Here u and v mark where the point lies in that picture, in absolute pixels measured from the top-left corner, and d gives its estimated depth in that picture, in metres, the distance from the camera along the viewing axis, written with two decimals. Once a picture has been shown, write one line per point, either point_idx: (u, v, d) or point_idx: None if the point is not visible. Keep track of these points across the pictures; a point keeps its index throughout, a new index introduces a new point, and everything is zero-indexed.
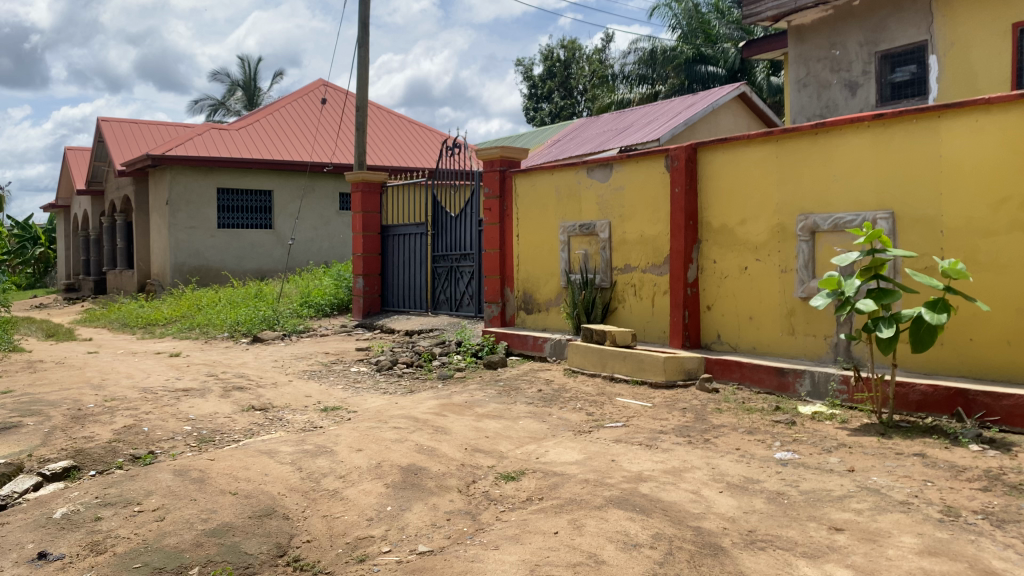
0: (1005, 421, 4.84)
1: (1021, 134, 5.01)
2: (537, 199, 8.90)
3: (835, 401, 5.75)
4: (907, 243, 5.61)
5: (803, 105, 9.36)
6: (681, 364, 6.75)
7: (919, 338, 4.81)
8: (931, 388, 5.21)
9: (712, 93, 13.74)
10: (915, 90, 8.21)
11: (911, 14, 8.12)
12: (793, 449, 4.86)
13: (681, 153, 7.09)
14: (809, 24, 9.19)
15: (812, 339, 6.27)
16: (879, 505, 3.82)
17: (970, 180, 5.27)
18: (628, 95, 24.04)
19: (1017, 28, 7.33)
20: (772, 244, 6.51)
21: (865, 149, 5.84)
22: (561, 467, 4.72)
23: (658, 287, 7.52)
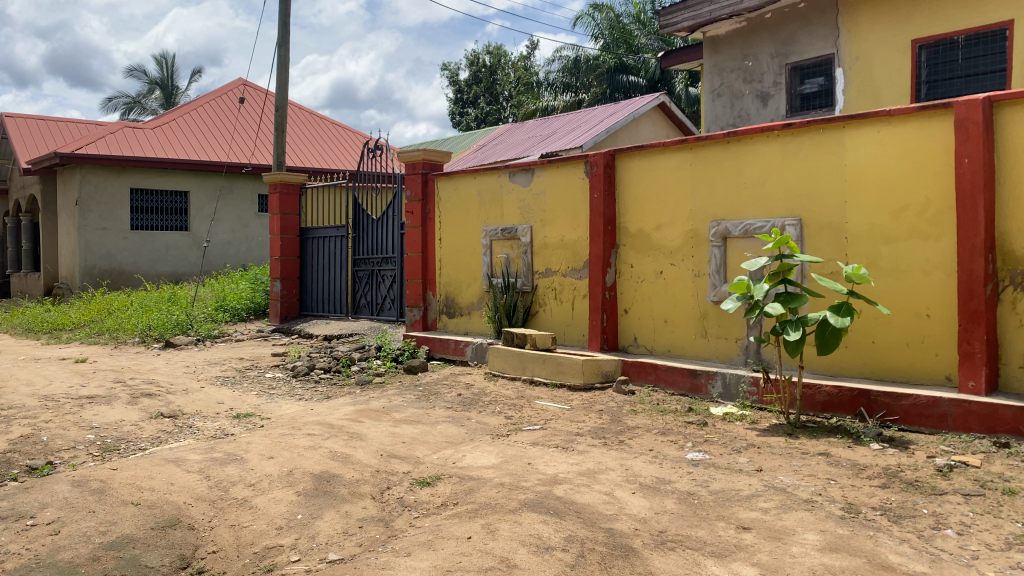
0: (903, 420, 5.05)
1: (919, 145, 5.23)
2: (460, 203, 8.86)
3: (746, 402, 5.90)
4: (814, 249, 5.80)
5: (717, 115, 9.58)
6: (599, 367, 6.82)
7: (825, 340, 4.97)
8: (835, 389, 5.39)
9: (634, 102, 13.94)
10: (822, 102, 8.50)
11: (819, 28, 8.40)
12: (704, 450, 4.95)
13: (600, 159, 7.17)
14: (723, 35, 9.42)
15: (723, 342, 6.41)
16: (785, 504, 3.92)
17: (872, 189, 5.47)
18: (552, 102, 24.21)
19: (915, 44, 7.66)
20: (686, 249, 6.64)
21: (774, 158, 6.02)
22: (477, 472, 4.69)
23: (578, 290, 7.58)
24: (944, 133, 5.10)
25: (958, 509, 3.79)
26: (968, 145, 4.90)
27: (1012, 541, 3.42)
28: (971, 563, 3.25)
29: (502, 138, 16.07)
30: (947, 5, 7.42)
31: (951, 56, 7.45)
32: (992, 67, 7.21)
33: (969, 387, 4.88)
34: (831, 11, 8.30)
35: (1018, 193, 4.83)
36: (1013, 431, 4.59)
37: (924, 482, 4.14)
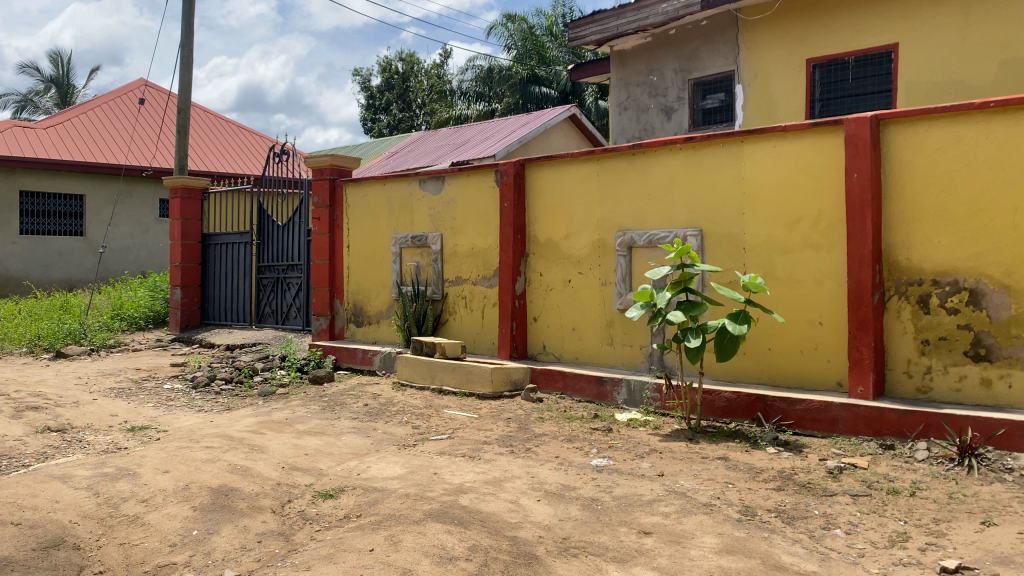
0: (798, 424, 5.24)
1: (812, 160, 5.45)
2: (369, 210, 8.75)
3: (650, 408, 6.02)
4: (715, 259, 5.97)
5: (623, 127, 9.77)
6: (508, 375, 6.84)
7: (723, 347, 5.14)
8: (733, 395, 5.56)
9: (545, 113, 14.05)
10: (723, 117, 8.78)
11: (720, 45, 8.67)
12: (608, 456, 5.02)
13: (509, 168, 7.21)
14: (629, 50, 9.61)
15: (629, 349, 6.53)
16: (685, 508, 4.00)
17: (769, 202, 5.67)
18: (466, 111, 24.23)
19: (810, 63, 7.98)
20: (594, 258, 6.74)
21: (677, 170, 6.17)
22: (381, 483, 4.62)
23: (488, 299, 7.59)
24: (836, 149, 5.33)
25: (846, 509, 3.95)
26: (858, 161, 5.12)
27: (895, 538, 3.59)
28: (857, 560, 3.39)
29: (414, 145, 15.97)
30: (839, 27, 7.77)
31: (843, 75, 7.80)
32: (879, 87, 7.60)
33: (858, 392, 5.10)
34: (731, 29, 8.57)
35: (903, 207, 5.09)
36: (897, 433, 4.82)
37: (816, 484, 4.31)
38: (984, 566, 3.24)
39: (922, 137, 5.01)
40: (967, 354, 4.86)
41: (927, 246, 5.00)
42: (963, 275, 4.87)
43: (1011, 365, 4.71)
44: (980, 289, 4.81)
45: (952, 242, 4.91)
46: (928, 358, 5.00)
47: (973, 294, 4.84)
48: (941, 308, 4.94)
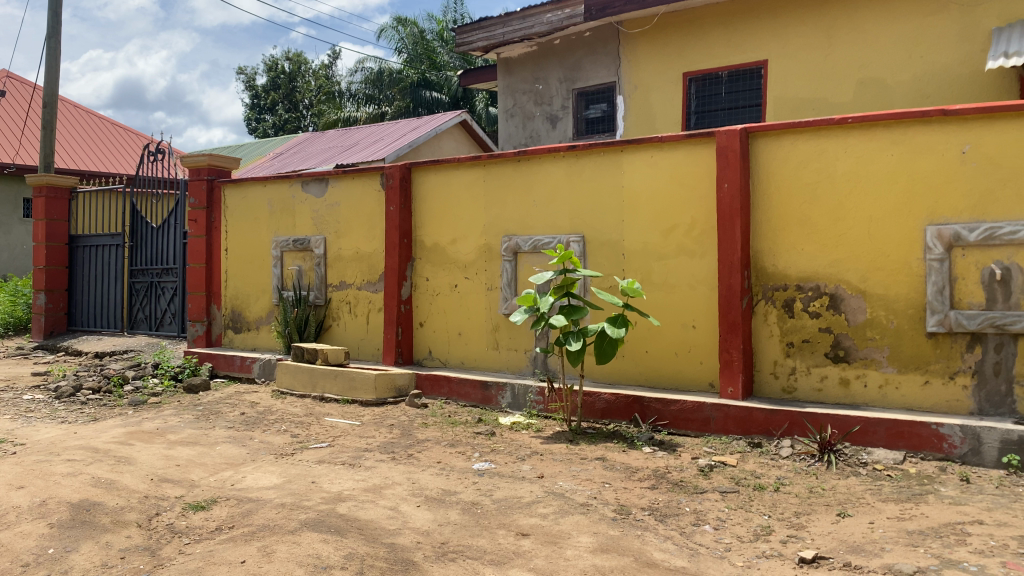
0: (672, 424, 5.43)
1: (688, 170, 5.64)
2: (249, 213, 8.50)
3: (533, 411, 6.10)
4: (596, 265, 6.10)
5: (510, 134, 9.88)
6: (392, 381, 6.77)
7: (603, 350, 5.28)
8: (613, 397, 5.70)
9: (435, 119, 14.00)
10: (605, 127, 9.01)
11: (602, 56, 8.87)
12: (490, 460, 5.04)
13: (395, 171, 7.15)
14: (515, 58, 9.72)
15: (514, 354, 6.59)
16: (563, 509, 4.06)
17: (647, 210, 5.84)
18: (354, 113, 23.88)
19: (687, 76, 8.27)
20: (480, 263, 6.77)
21: (560, 177, 6.28)
22: (256, 493, 4.49)
23: (372, 304, 7.49)
24: (710, 160, 5.54)
25: (716, 505, 4.11)
26: (728, 171, 5.34)
27: (759, 532, 3.76)
28: (724, 555, 3.52)
29: (300, 147, 15.61)
30: (713, 43, 8.09)
31: (716, 89, 8.13)
32: (749, 101, 7.95)
33: (728, 392, 5.31)
34: (612, 41, 8.79)
35: (770, 216, 5.34)
36: (764, 431, 5.05)
37: (688, 482, 4.46)
38: (838, 556, 3.42)
39: (787, 150, 5.27)
40: (827, 356, 5.15)
41: (791, 253, 5.27)
42: (823, 281, 5.16)
43: (867, 365, 5.02)
44: (840, 294, 5.11)
45: (814, 250, 5.19)
46: (793, 360, 5.27)
47: (833, 299, 5.13)
48: (804, 312, 5.22)
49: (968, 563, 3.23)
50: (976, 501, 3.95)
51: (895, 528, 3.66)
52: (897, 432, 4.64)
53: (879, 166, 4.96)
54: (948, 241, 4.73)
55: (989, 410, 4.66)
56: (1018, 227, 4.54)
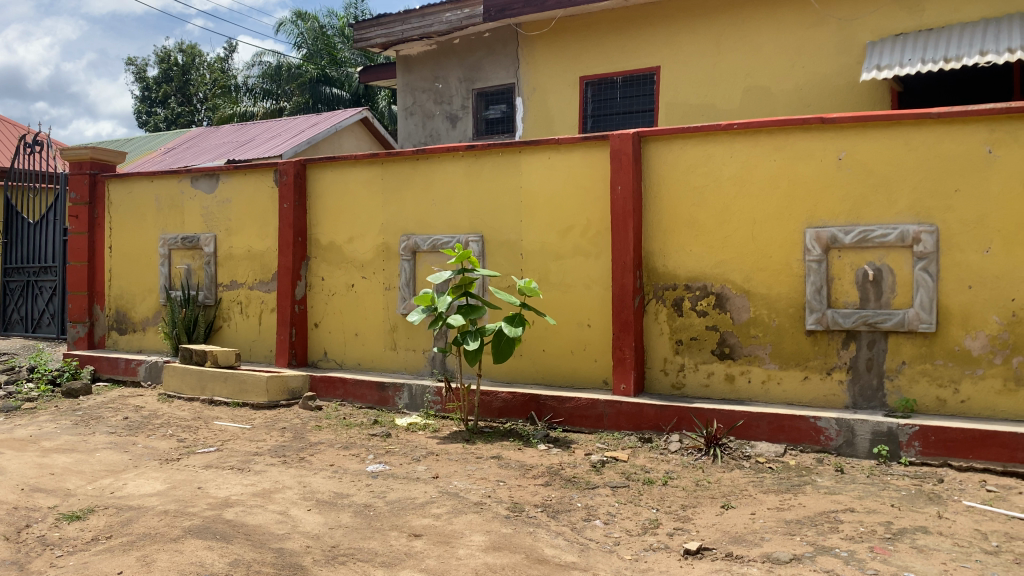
0: (567, 421, 5.50)
1: (584, 172, 5.73)
2: (134, 208, 8.15)
3: (430, 411, 6.08)
4: (494, 265, 6.12)
5: (409, 133, 9.81)
6: (285, 383, 6.62)
7: (500, 349, 5.30)
8: (509, 395, 5.73)
9: (336, 116, 13.70)
10: (505, 127, 9.06)
11: (501, 58, 8.92)
12: (384, 461, 4.99)
13: (290, 168, 6.98)
14: (415, 56, 9.65)
15: (411, 354, 6.54)
16: (456, 508, 4.06)
17: (544, 210, 5.90)
18: (251, 109, 22.80)
19: (583, 80, 8.40)
20: (376, 262, 6.69)
21: (458, 176, 6.27)
22: (137, 501, 4.30)
23: (265, 304, 7.30)
24: (604, 162, 5.64)
25: (607, 500, 4.19)
26: (621, 174, 5.45)
27: (647, 525, 3.85)
28: (613, 549, 3.59)
29: (193, 142, 15.07)
30: (609, 48, 8.24)
31: (612, 94, 8.29)
32: (643, 106, 8.14)
33: (621, 390, 5.42)
34: (511, 43, 8.85)
35: (661, 218, 5.48)
36: (654, 427, 5.18)
37: (580, 478, 4.53)
38: (721, 546, 3.54)
39: (677, 154, 5.42)
40: (714, 353, 5.33)
41: (681, 254, 5.42)
42: (710, 281, 5.33)
43: (751, 362, 5.21)
44: (726, 293, 5.29)
45: (702, 252, 5.36)
46: (682, 357, 5.42)
47: (719, 298, 5.31)
48: (692, 310, 5.38)
49: (840, 549, 3.40)
50: (849, 490, 4.16)
51: (774, 518, 3.82)
52: (779, 425, 4.83)
53: (763, 171, 5.15)
54: (826, 243, 4.96)
55: (862, 403, 4.92)
56: (888, 230, 4.80)
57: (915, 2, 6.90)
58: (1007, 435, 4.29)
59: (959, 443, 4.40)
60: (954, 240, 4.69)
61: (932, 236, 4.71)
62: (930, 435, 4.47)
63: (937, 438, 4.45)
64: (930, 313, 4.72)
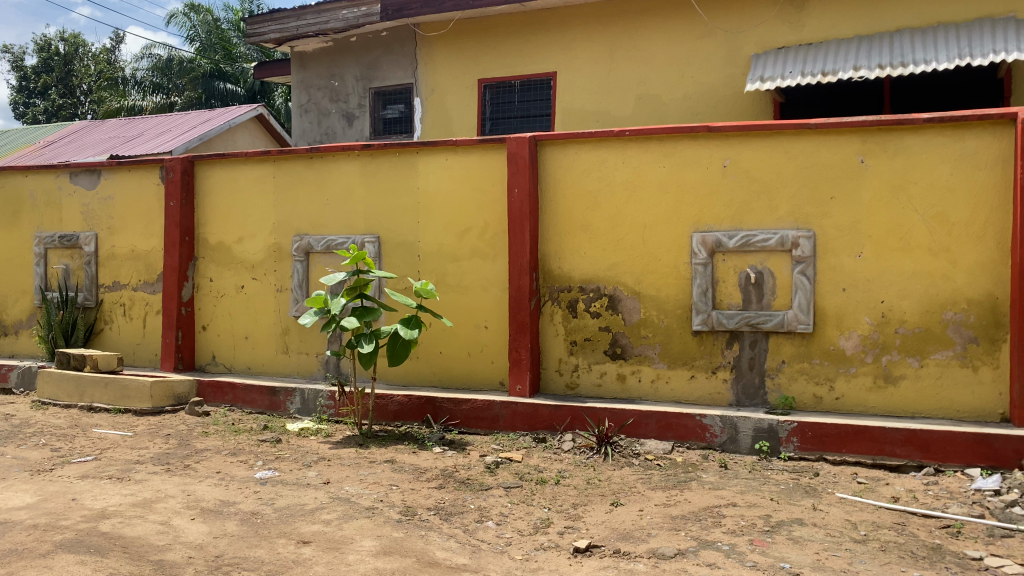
0: (463, 423, 5.51)
1: (480, 175, 5.74)
2: (7, 205, 7.69)
3: (323, 416, 5.97)
4: (390, 266, 6.06)
5: (304, 130, 9.62)
6: (170, 389, 6.38)
7: (395, 351, 5.24)
8: (405, 398, 5.69)
9: (230, 111, 13.25)
10: (402, 127, 9.00)
11: (399, 57, 8.85)
12: (273, 468, 4.86)
13: (177, 164, 6.73)
14: (310, 52, 9.46)
15: (304, 357, 6.40)
16: (347, 514, 4.00)
17: (440, 211, 5.88)
18: (139, 102, 21.86)
19: (482, 83, 8.43)
20: (268, 263, 6.52)
21: (353, 176, 6.19)
22: (4, 515, 4.05)
23: (150, 306, 7.01)
24: (500, 165, 5.67)
25: (499, 501, 4.21)
26: (518, 177, 5.49)
27: (538, 525, 3.89)
28: (504, 549, 3.61)
29: (76, 136, 14.32)
30: (506, 51, 8.30)
31: (510, 97, 8.36)
32: (540, 111, 8.23)
33: (517, 390, 5.47)
34: (409, 43, 8.79)
35: (556, 221, 5.55)
36: (548, 427, 5.25)
37: (474, 480, 4.54)
38: (609, 543, 3.61)
39: (572, 158, 5.50)
40: (607, 353, 5.43)
41: (575, 257, 5.51)
42: (603, 283, 5.44)
43: (641, 362, 5.34)
44: (618, 294, 5.40)
45: (595, 255, 5.45)
46: (576, 357, 5.51)
47: (612, 299, 5.42)
48: (586, 312, 5.47)
49: (721, 542, 3.52)
50: (732, 485, 4.31)
51: (661, 514, 3.92)
52: (667, 423, 4.97)
53: (653, 176, 5.29)
54: (711, 247, 5.14)
55: (745, 401, 5.12)
56: (769, 235, 5.01)
57: (796, 18, 7.23)
58: (876, 429, 4.54)
59: (833, 438, 4.63)
60: (829, 245, 4.93)
61: (809, 241, 4.94)
62: (807, 430, 4.69)
63: (813, 433, 4.68)
64: (808, 314, 4.95)
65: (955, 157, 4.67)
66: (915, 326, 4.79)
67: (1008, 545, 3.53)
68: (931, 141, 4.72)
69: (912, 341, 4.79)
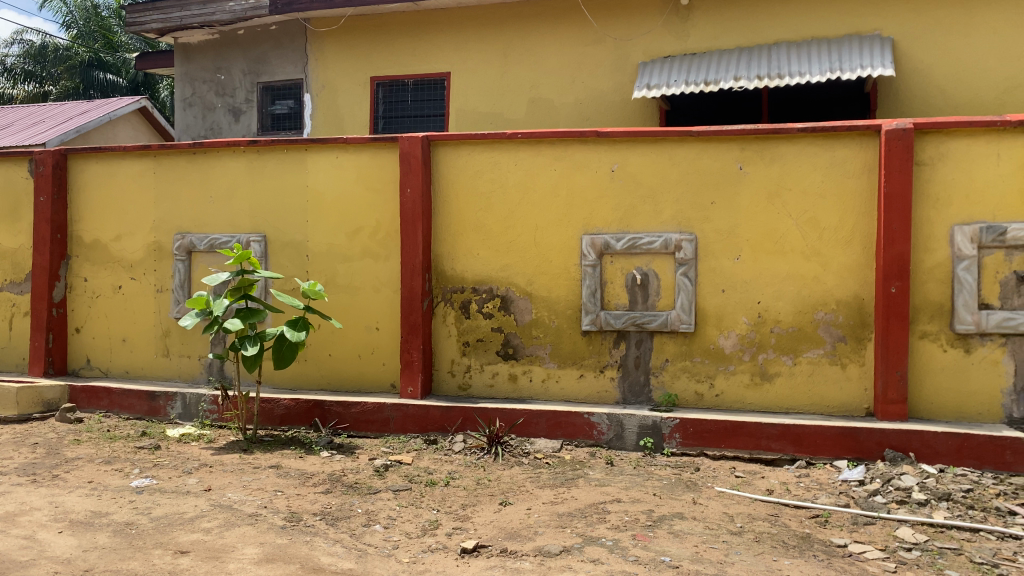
0: (353, 426, 5.42)
1: (371, 174, 5.67)
2: None
3: (206, 421, 5.78)
4: (277, 266, 5.92)
5: (188, 125, 9.27)
6: (39, 395, 6.03)
7: (282, 354, 5.11)
8: (292, 402, 5.55)
9: (110, 102, 12.64)
10: (291, 124, 8.80)
11: (289, 52, 8.64)
12: (151, 476, 4.66)
13: (47, 157, 6.36)
14: (195, 44, 9.14)
15: (186, 360, 6.17)
16: (228, 521, 3.88)
17: (330, 211, 5.78)
18: (9, 91, 20.57)
19: (375, 81, 8.33)
20: (147, 262, 6.25)
21: (239, 173, 6.00)
22: None
23: (17, 307, 6.60)
24: (391, 164, 5.62)
25: (387, 504, 4.17)
26: (411, 177, 5.45)
27: (427, 527, 3.87)
28: (391, 553, 3.58)
29: None
30: (400, 50, 8.23)
31: (402, 96, 8.30)
32: (433, 111, 8.21)
33: (408, 392, 5.43)
34: (299, 37, 8.60)
35: (448, 222, 5.54)
36: (440, 429, 5.25)
37: (362, 483, 4.49)
38: (496, 543, 3.63)
39: (465, 159, 5.50)
40: (498, 354, 5.47)
41: (467, 258, 5.52)
42: (496, 283, 5.46)
43: (532, 361, 5.41)
44: (510, 295, 5.44)
45: (487, 256, 5.48)
46: (468, 358, 5.52)
47: (504, 300, 5.45)
48: (478, 313, 5.49)
49: (605, 538, 3.60)
50: (617, 481, 4.42)
51: (548, 512, 3.97)
52: (556, 422, 5.06)
53: (544, 179, 5.36)
54: (600, 249, 5.24)
55: (631, 399, 5.25)
56: (654, 237, 5.15)
57: (681, 28, 7.46)
58: (752, 425, 4.75)
59: (713, 434, 4.81)
60: (711, 248, 5.12)
61: (691, 244, 5.11)
62: (689, 427, 4.85)
63: (695, 429, 4.84)
64: (689, 314, 5.12)
65: (826, 165, 4.92)
66: (789, 325, 5.02)
67: (870, 531, 3.76)
68: (803, 149, 4.96)
69: (786, 340, 5.03)
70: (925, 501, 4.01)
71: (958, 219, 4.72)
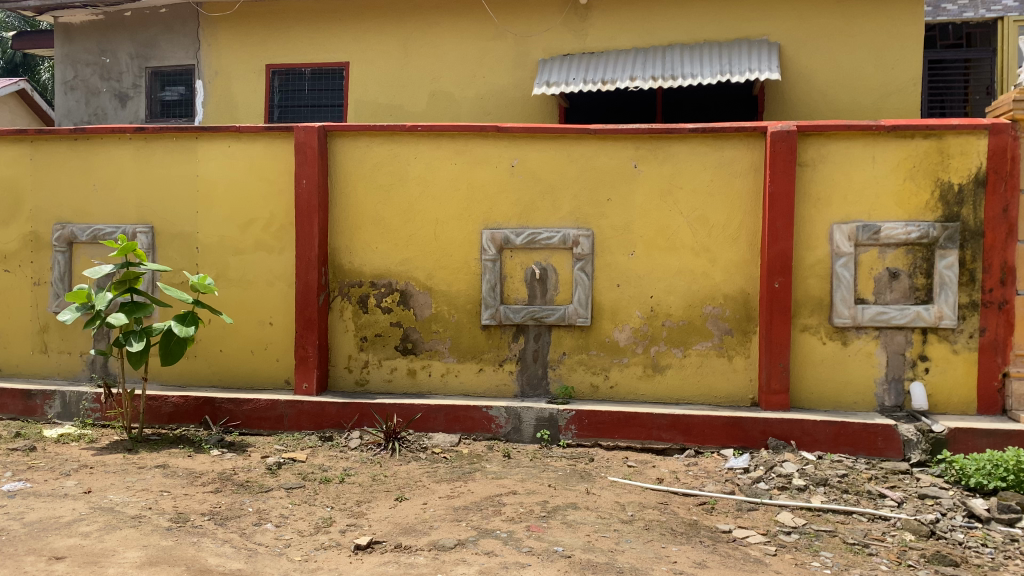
0: (245, 424, 5.29)
1: (265, 165, 5.52)
2: None
3: (87, 420, 5.52)
4: (165, 258, 5.70)
5: (69, 109, 8.81)
6: None
7: (169, 350, 4.91)
8: (180, 400, 5.36)
9: None
10: (183, 111, 8.49)
11: (180, 36, 8.32)
12: (25, 479, 4.42)
13: None
14: (77, 25, 8.68)
15: (66, 357, 5.88)
16: (109, 524, 3.71)
17: (222, 202, 5.60)
18: None
19: (271, 69, 8.12)
20: (23, 254, 5.91)
21: (124, 161, 5.74)
22: None
23: None
24: (286, 155, 5.48)
25: (279, 503, 4.08)
26: (306, 168, 5.33)
27: (320, 524, 3.81)
28: (282, 551, 3.51)
29: None
30: (297, 38, 8.05)
31: (299, 85, 8.12)
32: (332, 101, 8.07)
33: (303, 388, 5.34)
34: (191, 22, 8.29)
35: (345, 214, 5.45)
36: (336, 425, 5.17)
37: (254, 482, 4.38)
38: (391, 539, 3.61)
39: (363, 151, 5.42)
40: (397, 348, 5.43)
41: (365, 251, 5.45)
42: (394, 278, 5.42)
43: (431, 356, 5.40)
44: (409, 290, 5.41)
45: (385, 249, 5.42)
46: (366, 353, 5.46)
47: (403, 295, 5.42)
48: (376, 307, 5.44)
49: (500, 530, 3.63)
50: (513, 473, 4.46)
51: (443, 506, 3.97)
52: (454, 416, 5.06)
53: (443, 173, 5.34)
54: (499, 244, 5.27)
55: (529, 392, 5.31)
56: (552, 233, 5.21)
57: (580, 26, 7.57)
58: (644, 415, 4.87)
59: (607, 425, 4.91)
60: (607, 244, 5.22)
61: (588, 239, 5.20)
62: (585, 418, 4.94)
63: (590, 421, 4.93)
64: (586, 309, 5.21)
65: (716, 164, 5.09)
66: (680, 319, 5.17)
67: (753, 517, 3.92)
68: (695, 149, 5.11)
69: (677, 333, 5.18)
70: (804, 486, 4.22)
71: (836, 218, 4.96)
